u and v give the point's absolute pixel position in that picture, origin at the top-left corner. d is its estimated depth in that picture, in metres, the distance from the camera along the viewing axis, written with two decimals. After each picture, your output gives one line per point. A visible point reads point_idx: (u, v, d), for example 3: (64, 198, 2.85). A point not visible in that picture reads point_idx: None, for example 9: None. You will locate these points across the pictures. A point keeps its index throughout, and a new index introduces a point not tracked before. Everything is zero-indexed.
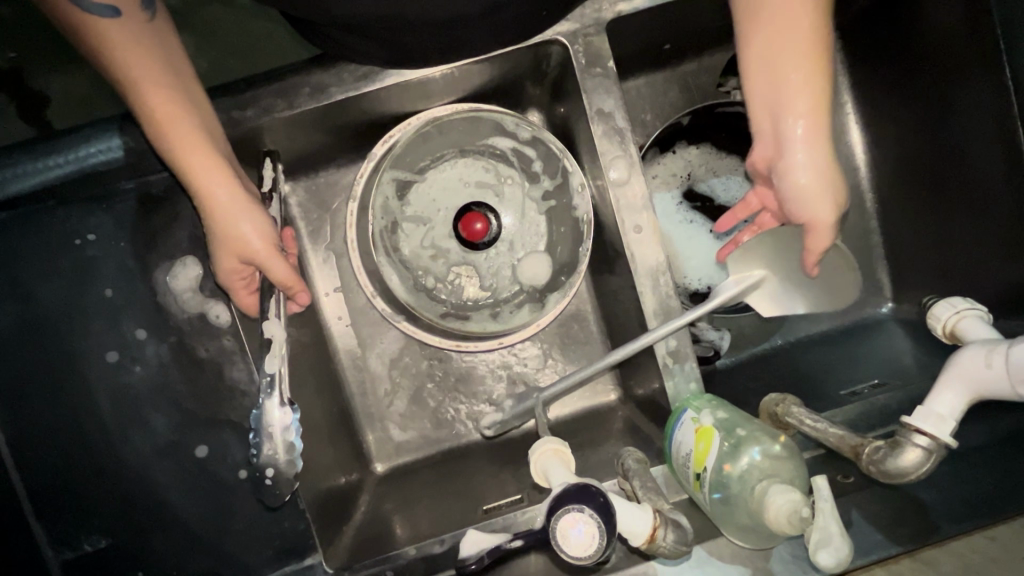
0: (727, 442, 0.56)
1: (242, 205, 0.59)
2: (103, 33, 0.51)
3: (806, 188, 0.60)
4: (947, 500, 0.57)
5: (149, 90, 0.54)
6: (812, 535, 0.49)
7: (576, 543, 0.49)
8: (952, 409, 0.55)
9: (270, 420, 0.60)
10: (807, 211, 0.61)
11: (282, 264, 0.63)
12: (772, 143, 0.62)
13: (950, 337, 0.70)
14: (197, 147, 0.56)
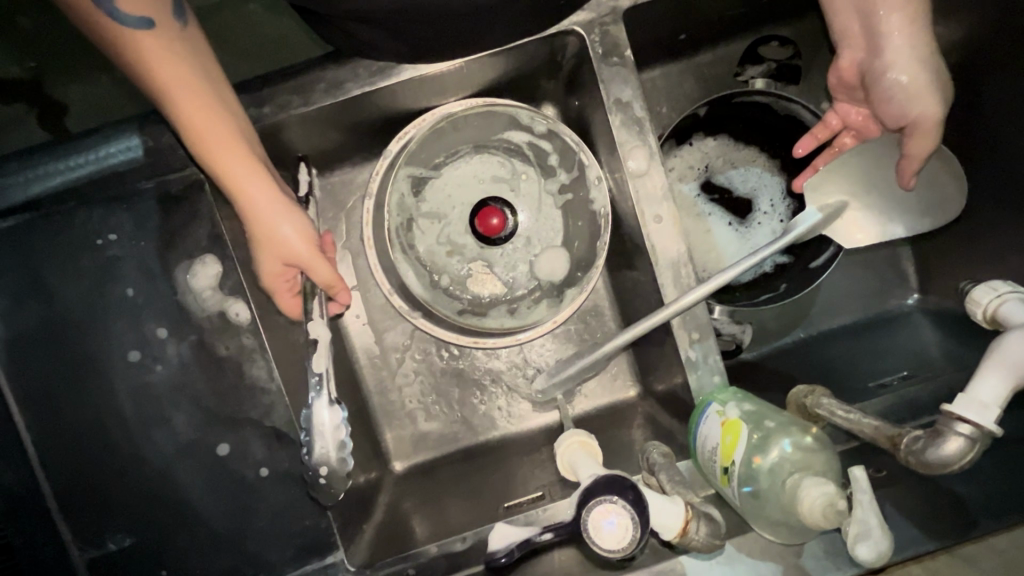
0: (756, 434, 0.55)
1: (282, 208, 0.60)
2: (136, 44, 0.51)
3: (908, 86, 0.65)
4: (985, 494, 0.55)
5: (184, 98, 0.53)
6: (851, 528, 0.48)
7: (609, 535, 0.48)
8: (997, 396, 0.52)
9: (316, 419, 0.60)
10: (912, 108, 0.65)
11: (326, 264, 0.63)
12: (866, 47, 0.67)
13: (991, 322, 0.67)
14: (234, 154, 0.56)
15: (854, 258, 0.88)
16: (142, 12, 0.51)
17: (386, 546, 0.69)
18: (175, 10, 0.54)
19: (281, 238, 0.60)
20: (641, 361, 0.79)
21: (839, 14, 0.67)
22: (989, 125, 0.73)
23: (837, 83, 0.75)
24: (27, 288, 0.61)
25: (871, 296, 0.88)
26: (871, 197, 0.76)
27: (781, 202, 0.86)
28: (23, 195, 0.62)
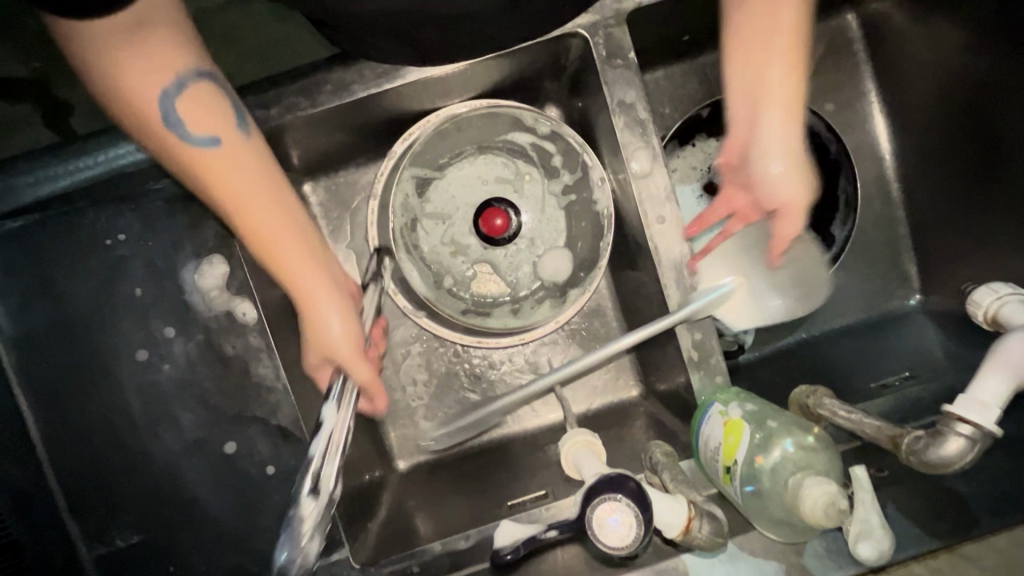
0: (758, 434, 0.55)
1: (339, 310, 0.54)
2: (208, 164, 0.48)
3: (779, 178, 0.55)
4: (988, 493, 0.56)
5: (249, 206, 0.49)
6: (852, 528, 0.49)
7: (614, 533, 0.48)
8: (997, 397, 0.52)
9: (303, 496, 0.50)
10: (781, 197, 0.55)
11: (366, 365, 0.56)
12: (745, 125, 0.55)
13: (991, 323, 0.68)
14: (298, 258, 0.52)
15: (856, 259, 0.89)
16: (209, 131, 0.48)
17: (391, 544, 0.70)
18: (237, 122, 0.51)
19: (331, 340, 0.55)
20: (644, 362, 0.79)
21: (730, 88, 0.54)
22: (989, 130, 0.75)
23: (720, 163, 0.60)
24: (36, 287, 0.62)
25: (874, 296, 0.88)
26: (756, 278, 0.70)
27: None
28: (33, 195, 0.62)
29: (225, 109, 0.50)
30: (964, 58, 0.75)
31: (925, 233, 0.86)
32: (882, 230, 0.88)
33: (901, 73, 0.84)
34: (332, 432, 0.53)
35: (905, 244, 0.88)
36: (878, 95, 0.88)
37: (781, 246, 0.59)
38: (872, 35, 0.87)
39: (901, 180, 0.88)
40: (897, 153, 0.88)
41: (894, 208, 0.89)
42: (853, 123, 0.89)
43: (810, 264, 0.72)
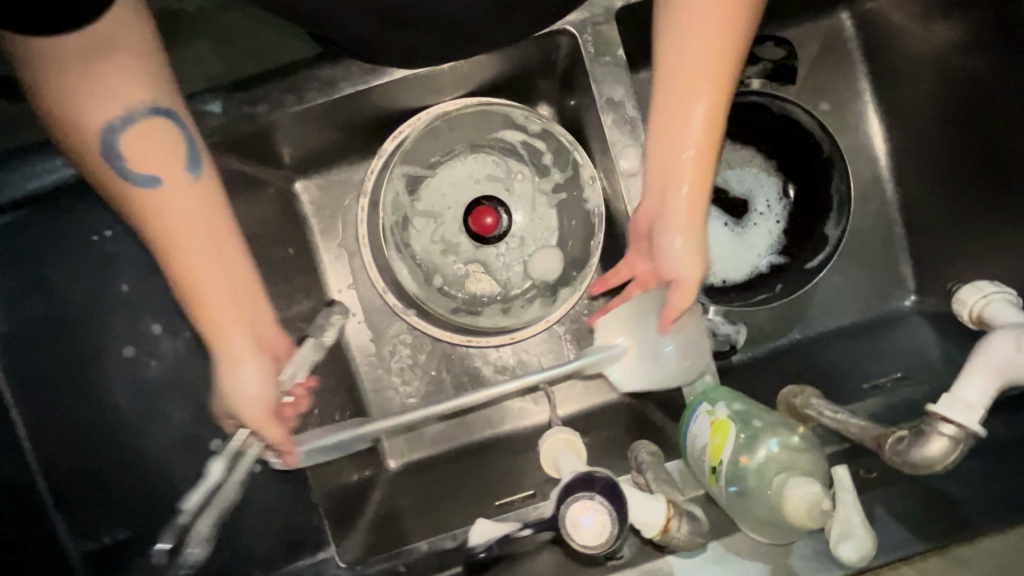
0: (743, 434, 0.54)
1: (251, 360, 0.54)
2: (145, 202, 0.49)
3: (678, 251, 0.58)
4: (978, 495, 0.55)
5: (182, 244, 0.49)
6: (834, 529, 0.48)
7: (587, 531, 0.48)
8: (982, 396, 0.51)
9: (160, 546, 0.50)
10: (675, 268, 0.59)
11: (277, 428, 0.56)
12: (657, 201, 0.59)
13: (977, 322, 0.67)
14: (228, 311, 0.52)
15: (851, 259, 0.88)
16: (150, 170, 0.49)
17: (378, 543, 0.69)
18: (187, 162, 0.51)
19: (242, 393, 0.54)
20: None
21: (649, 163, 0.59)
22: (985, 130, 0.75)
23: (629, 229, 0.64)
24: (24, 283, 0.62)
25: (868, 297, 0.87)
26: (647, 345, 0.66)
27: (778, 202, 0.86)
28: (20, 190, 0.62)
29: (175, 144, 0.51)
30: (959, 56, 0.76)
31: (920, 233, 0.85)
32: (876, 230, 0.88)
33: (896, 73, 0.84)
34: (223, 472, 0.53)
35: (900, 244, 0.87)
36: (872, 94, 0.88)
37: (670, 319, 0.61)
38: (866, 34, 0.86)
39: (896, 180, 0.87)
40: (891, 153, 0.87)
41: (889, 209, 0.88)
42: (848, 122, 0.89)
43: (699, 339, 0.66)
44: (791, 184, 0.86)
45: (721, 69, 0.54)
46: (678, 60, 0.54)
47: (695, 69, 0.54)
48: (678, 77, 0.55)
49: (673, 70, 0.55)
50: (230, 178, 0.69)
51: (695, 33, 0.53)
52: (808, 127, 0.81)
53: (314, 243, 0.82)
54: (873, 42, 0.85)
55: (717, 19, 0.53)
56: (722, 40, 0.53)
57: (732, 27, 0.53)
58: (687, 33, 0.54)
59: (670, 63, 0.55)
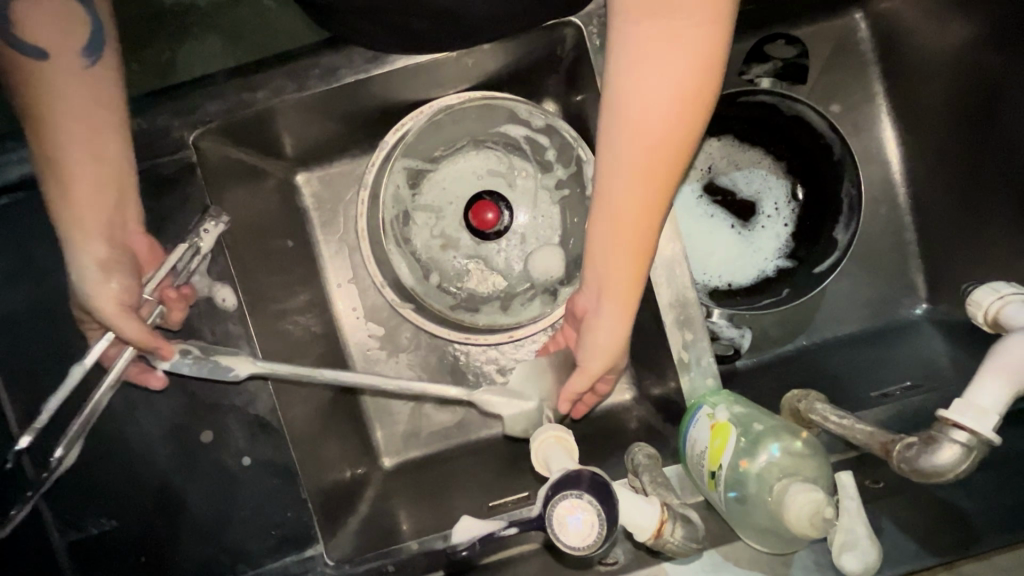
0: (744, 438, 0.52)
1: (109, 263, 0.56)
2: (23, 70, 0.51)
3: (597, 345, 0.57)
4: (991, 509, 0.53)
5: (65, 133, 0.52)
6: (837, 538, 0.47)
7: (575, 533, 0.45)
8: (999, 402, 0.49)
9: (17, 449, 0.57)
10: (588, 359, 0.58)
11: (135, 322, 0.57)
12: (591, 294, 0.57)
13: (992, 325, 0.63)
14: (94, 205, 0.54)
15: (860, 264, 0.86)
16: (41, 41, 0.51)
17: (369, 541, 0.68)
18: (87, 45, 0.53)
19: (100, 287, 0.55)
20: (637, 364, 0.77)
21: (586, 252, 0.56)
22: (1001, 132, 0.74)
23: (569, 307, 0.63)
24: (18, 265, 0.61)
25: (877, 304, 0.85)
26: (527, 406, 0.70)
27: (786, 205, 0.84)
28: (18, 171, 0.61)
29: (78, 27, 0.52)
30: (977, 53, 0.74)
31: (933, 238, 0.83)
32: (888, 235, 0.86)
33: (910, 74, 0.82)
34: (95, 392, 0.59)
35: (912, 250, 0.85)
36: (885, 95, 0.86)
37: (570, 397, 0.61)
38: (881, 34, 0.84)
39: (908, 184, 0.85)
40: (903, 156, 0.85)
41: (901, 213, 0.86)
42: (860, 124, 0.87)
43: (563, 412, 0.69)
44: (800, 187, 0.84)
45: (662, 175, 0.50)
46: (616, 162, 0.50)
47: (627, 175, 0.50)
48: (616, 179, 0.51)
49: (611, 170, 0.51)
50: (229, 166, 0.68)
51: (636, 128, 0.49)
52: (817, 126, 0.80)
53: (313, 235, 0.82)
54: (886, 44, 0.84)
55: (655, 122, 0.48)
56: (664, 144, 0.49)
57: (675, 131, 0.48)
58: (628, 123, 0.49)
59: (611, 162, 0.51)
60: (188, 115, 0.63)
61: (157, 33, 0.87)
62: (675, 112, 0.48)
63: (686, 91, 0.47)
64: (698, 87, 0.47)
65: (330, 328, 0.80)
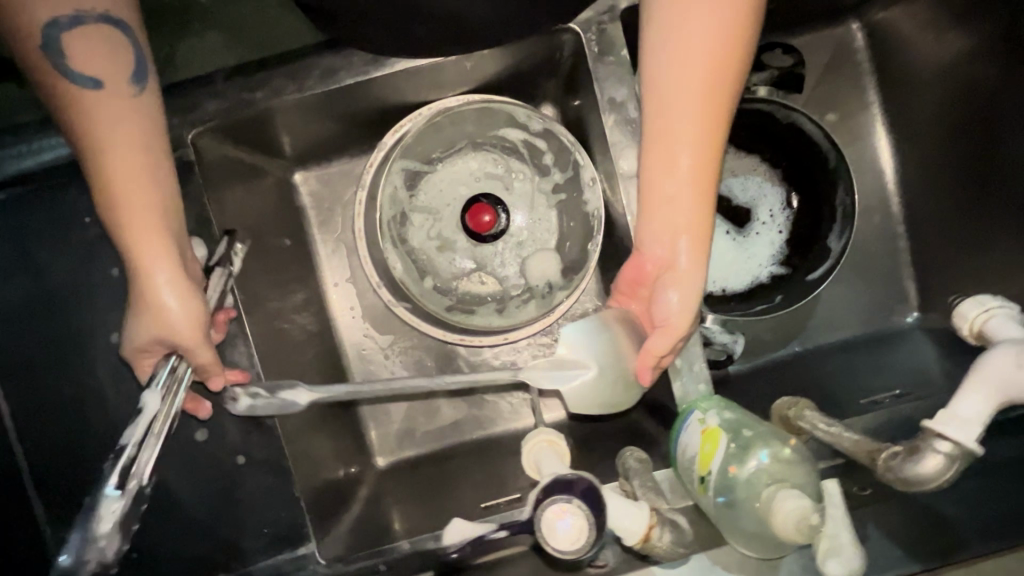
0: (734, 443, 0.53)
1: (177, 287, 0.53)
2: (77, 100, 0.51)
3: (683, 295, 0.56)
4: (976, 517, 0.53)
5: (108, 159, 0.51)
6: (822, 544, 0.47)
7: (564, 536, 0.46)
8: (981, 412, 0.49)
9: (106, 487, 0.49)
10: (669, 316, 0.57)
11: (207, 348, 0.56)
12: (667, 247, 0.57)
13: (977, 338, 0.65)
14: (149, 229, 0.52)
15: (853, 271, 0.87)
16: (94, 71, 0.51)
17: (362, 540, 0.68)
18: (134, 73, 0.53)
19: (160, 315, 0.53)
20: None
21: (663, 205, 0.56)
22: (995, 144, 0.74)
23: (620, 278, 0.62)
24: (15, 261, 0.61)
25: (868, 311, 0.86)
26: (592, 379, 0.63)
27: (780, 213, 0.85)
28: (14, 168, 0.61)
29: (125, 57, 0.53)
30: (972, 66, 0.74)
31: (924, 247, 0.84)
32: (881, 243, 0.87)
33: (904, 84, 0.83)
34: (154, 419, 0.53)
35: (904, 258, 0.86)
36: (880, 105, 0.86)
37: (649, 360, 0.58)
38: (877, 44, 0.85)
39: (901, 193, 0.86)
40: (897, 166, 0.86)
41: (894, 222, 0.87)
42: (855, 133, 0.88)
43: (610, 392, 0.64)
44: (795, 195, 0.85)
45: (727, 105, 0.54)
46: (692, 107, 0.53)
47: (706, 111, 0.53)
48: (700, 115, 0.53)
49: (669, 116, 0.54)
50: (226, 165, 0.68)
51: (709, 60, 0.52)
52: (813, 135, 0.80)
53: (311, 234, 0.82)
54: (883, 55, 0.84)
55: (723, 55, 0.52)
56: (718, 81, 0.53)
57: (722, 70, 0.53)
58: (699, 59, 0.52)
59: (693, 96, 0.53)
60: (187, 113, 0.63)
61: (160, 30, 0.87)
62: (725, 50, 0.52)
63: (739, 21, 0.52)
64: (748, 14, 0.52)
65: (325, 327, 0.80)
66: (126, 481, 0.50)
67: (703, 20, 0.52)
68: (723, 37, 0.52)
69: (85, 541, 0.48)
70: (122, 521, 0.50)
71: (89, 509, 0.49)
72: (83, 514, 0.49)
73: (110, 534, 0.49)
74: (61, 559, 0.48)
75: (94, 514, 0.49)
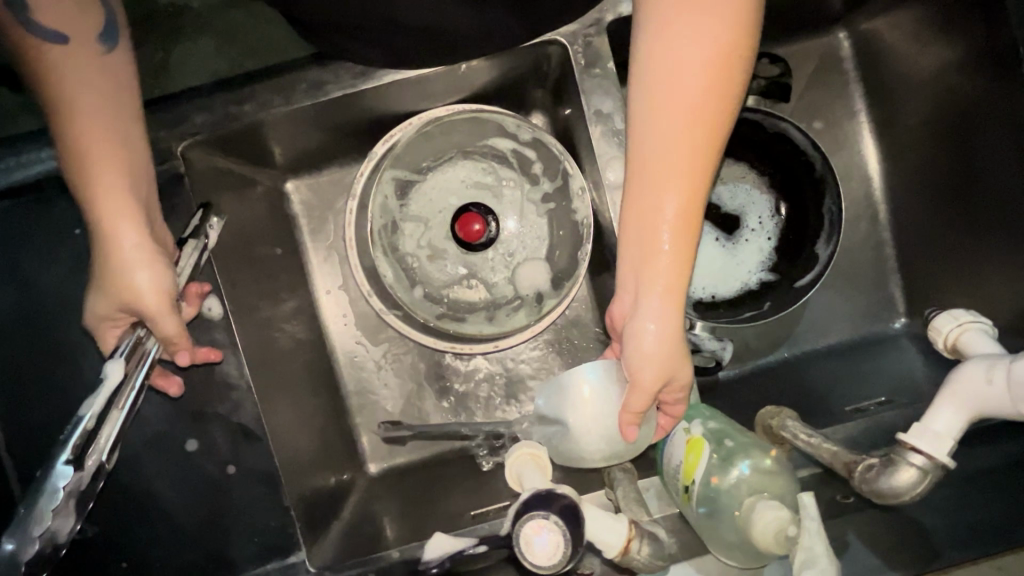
0: (716, 454, 0.54)
1: (144, 256, 0.53)
2: (45, 57, 0.50)
3: (649, 348, 0.50)
4: (957, 526, 0.54)
5: (70, 110, 0.50)
6: (798, 555, 0.46)
7: (540, 552, 0.46)
8: (951, 428, 0.51)
9: (58, 463, 0.47)
10: (633, 370, 0.51)
11: (173, 320, 0.55)
12: (630, 292, 0.52)
13: (951, 350, 0.66)
14: (110, 189, 0.52)
15: (842, 278, 0.87)
16: (59, 26, 0.50)
17: (352, 547, 0.69)
18: (104, 34, 0.52)
19: (127, 282, 0.53)
20: None
21: (624, 249, 0.51)
22: (977, 153, 0.75)
23: (608, 323, 0.57)
24: (5, 273, 0.61)
25: (857, 317, 0.87)
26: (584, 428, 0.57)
27: (769, 219, 0.86)
28: (6, 180, 0.61)
29: (95, 16, 0.52)
30: (955, 77, 0.75)
31: (911, 254, 0.84)
32: (868, 249, 0.87)
33: (889, 94, 0.84)
34: (117, 389, 0.51)
35: (891, 265, 0.87)
36: (868, 113, 0.87)
37: (629, 418, 0.53)
38: (864, 53, 0.85)
39: (888, 200, 0.87)
40: (883, 174, 0.87)
41: (882, 229, 0.87)
42: (843, 141, 0.88)
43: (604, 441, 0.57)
44: (783, 203, 0.86)
45: (699, 139, 0.47)
46: (653, 137, 0.48)
47: (668, 142, 0.47)
48: (659, 148, 0.48)
49: (645, 154, 0.49)
50: (216, 175, 0.69)
51: (672, 86, 0.46)
52: (798, 142, 0.81)
53: (302, 243, 0.82)
54: (871, 64, 0.85)
55: (689, 80, 0.46)
56: (691, 112, 0.47)
57: (708, 111, 0.47)
58: (662, 87, 0.47)
59: (651, 128, 0.48)
60: (175, 126, 0.63)
61: (150, 38, 0.87)
62: (701, 80, 0.46)
63: (719, 45, 0.45)
64: (731, 35, 0.45)
65: (317, 335, 0.81)
66: (82, 457, 0.47)
67: (686, 53, 0.46)
68: (698, 58, 0.46)
69: (30, 520, 0.45)
70: (75, 500, 0.47)
71: (36, 487, 0.46)
72: (32, 493, 0.46)
73: (62, 514, 0.46)
74: (4, 547, 0.45)
75: (43, 493, 0.46)
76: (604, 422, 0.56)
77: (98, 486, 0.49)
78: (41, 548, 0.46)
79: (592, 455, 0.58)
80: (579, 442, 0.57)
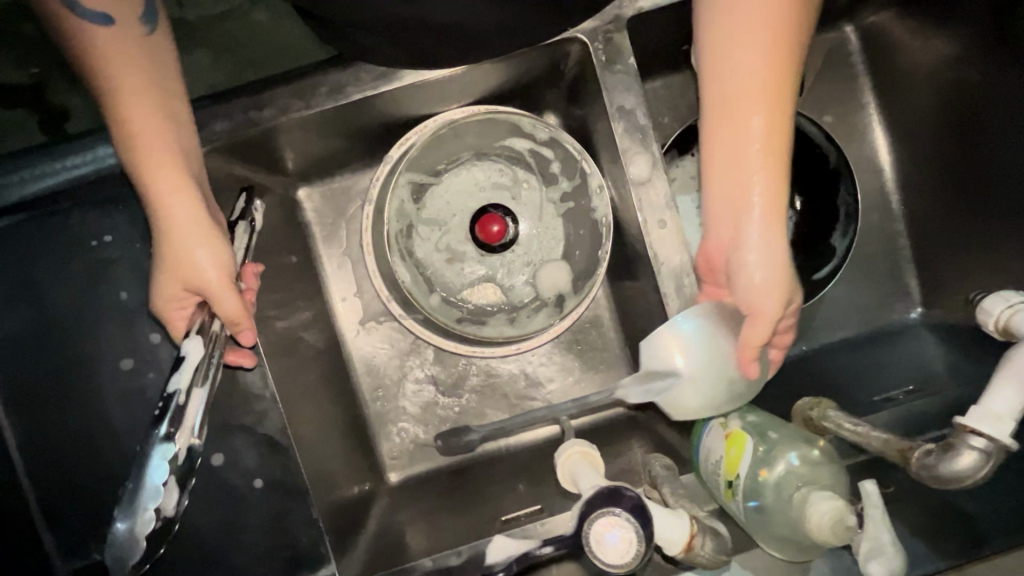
0: (761, 447, 0.55)
1: (202, 231, 0.54)
2: (92, 39, 0.48)
3: (760, 276, 0.54)
4: (998, 512, 0.54)
5: (116, 95, 0.49)
6: (862, 545, 0.46)
7: (612, 549, 0.45)
8: (1012, 407, 0.50)
9: (158, 437, 0.50)
10: (745, 301, 0.55)
11: (235, 297, 0.56)
12: (730, 228, 0.57)
13: (1004, 332, 0.66)
14: (167, 171, 0.51)
15: (858, 269, 0.88)
16: (103, 7, 0.48)
17: (380, 559, 0.67)
18: (145, 14, 0.50)
19: (189, 260, 0.54)
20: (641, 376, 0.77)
21: (722, 189, 0.57)
22: (990, 138, 0.76)
23: (701, 266, 0.62)
24: (19, 287, 0.59)
25: (874, 308, 0.87)
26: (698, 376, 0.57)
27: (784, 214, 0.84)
28: (18, 194, 0.61)
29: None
30: (964, 65, 0.76)
31: (925, 243, 0.85)
32: (881, 240, 0.88)
33: (897, 84, 0.85)
34: (199, 368, 0.54)
35: (905, 256, 0.87)
36: (876, 105, 0.88)
37: (749, 354, 0.56)
38: (869, 46, 0.87)
39: (900, 190, 0.87)
40: (894, 164, 0.88)
41: (894, 220, 0.88)
42: (852, 133, 0.89)
43: (719, 386, 0.57)
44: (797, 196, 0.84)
45: (779, 74, 0.52)
46: (738, 80, 0.53)
47: (753, 81, 0.52)
48: (745, 88, 0.53)
49: (732, 99, 0.54)
50: (233, 183, 0.68)
51: (749, 30, 0.52)
52: (814, 136, 0.83)
53: (315, 250, 0.81)
54: (879, 54, 0.85)
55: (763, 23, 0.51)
56: (771, 49, 0.51)
57: (784, 45, 0.51)
58: (739, 34, 0.52)
59: (735, 73, 0.53)
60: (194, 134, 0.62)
61: None
62: (775, 19, 0.51)
63: None
64: None
65: (333, 344, 0.79)
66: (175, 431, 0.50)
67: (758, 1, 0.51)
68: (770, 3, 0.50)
69: (143, 493, 0.48)
70: (176, 475, 0.49)
71: (140, 463, 0.49)
72: (137, 467, 0.49)
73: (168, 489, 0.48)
74: (118, 526, 0.47)
75: (149, 469, 0.48)
76: (717, 367, 0.57)
77: (195, 460, 0.51)
78: (154, 523, 0.48)
79: (704, 403, 0.58)
80: (695, 392, 0.57)
